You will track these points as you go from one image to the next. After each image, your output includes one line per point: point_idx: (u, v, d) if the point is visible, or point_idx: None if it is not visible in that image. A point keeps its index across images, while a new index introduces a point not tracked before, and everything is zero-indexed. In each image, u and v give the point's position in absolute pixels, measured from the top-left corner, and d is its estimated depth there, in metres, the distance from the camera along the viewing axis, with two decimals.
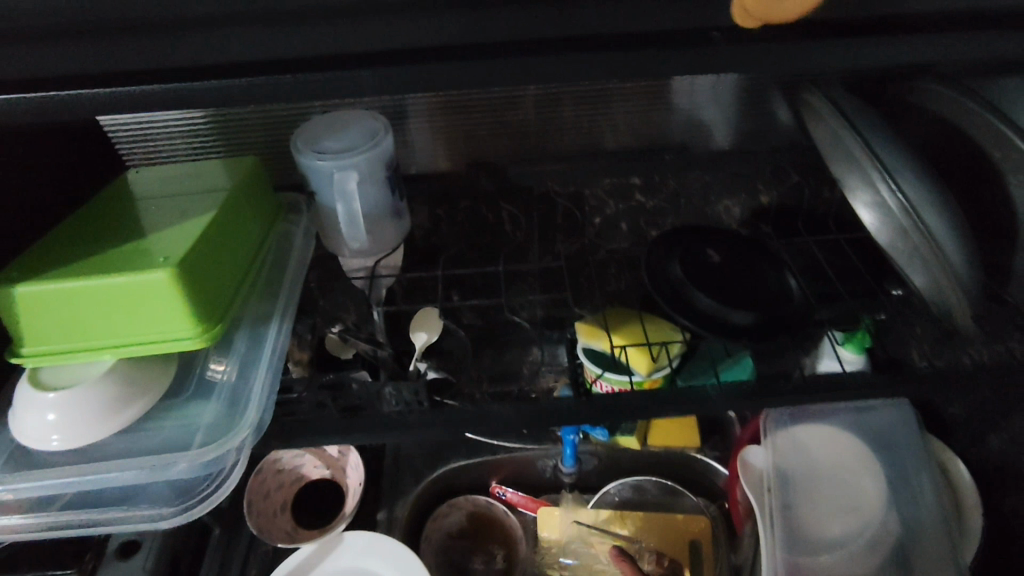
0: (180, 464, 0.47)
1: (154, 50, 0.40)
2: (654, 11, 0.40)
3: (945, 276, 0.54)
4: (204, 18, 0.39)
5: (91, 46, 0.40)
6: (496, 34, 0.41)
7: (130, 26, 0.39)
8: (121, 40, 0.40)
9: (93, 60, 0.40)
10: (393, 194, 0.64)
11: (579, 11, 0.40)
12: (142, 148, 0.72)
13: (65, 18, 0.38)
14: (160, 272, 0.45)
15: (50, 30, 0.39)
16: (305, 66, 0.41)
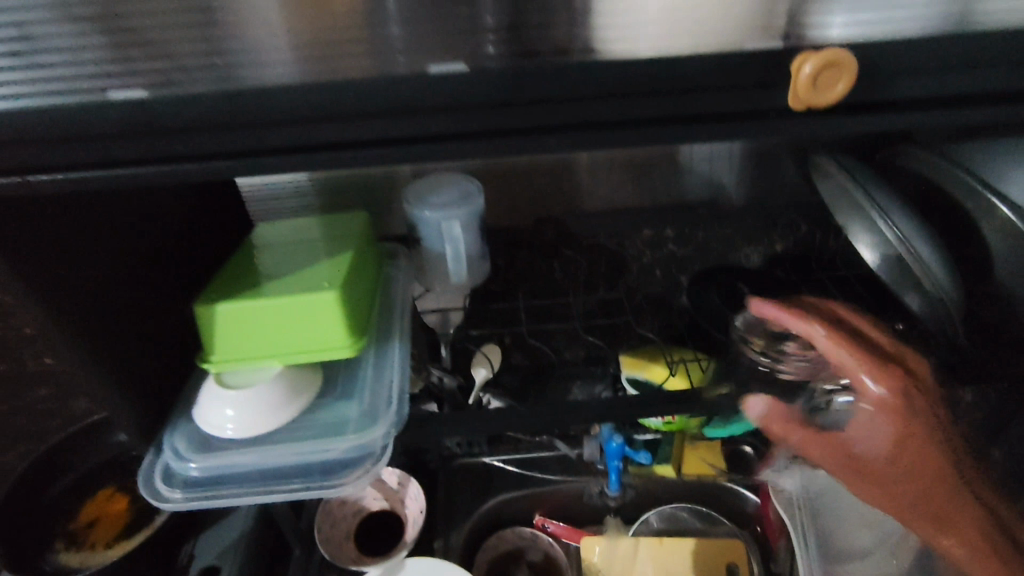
0: (339, 446, 0.58)
1: (294, 133, 0.43)
2: (773, 91, 0.43)
3: (937, 294, 0.68)
4: (340, 105, 0.42)
5: (240, 131, 0.43)
6: (625, 112, 0.43)
7: (280, 116, 0.42)
8: (265, 125, 0.42)
9: (235, 141, 0.43)
10: (481, 240, 0.78)
11: (706, 91, 0.43)
12: (263, 209, 0.88)
13: (225, 105, 0.42)
14: (328, 292, 0.58)
15: (209, 119, 0.42)
16: (433, 142, 0.43)
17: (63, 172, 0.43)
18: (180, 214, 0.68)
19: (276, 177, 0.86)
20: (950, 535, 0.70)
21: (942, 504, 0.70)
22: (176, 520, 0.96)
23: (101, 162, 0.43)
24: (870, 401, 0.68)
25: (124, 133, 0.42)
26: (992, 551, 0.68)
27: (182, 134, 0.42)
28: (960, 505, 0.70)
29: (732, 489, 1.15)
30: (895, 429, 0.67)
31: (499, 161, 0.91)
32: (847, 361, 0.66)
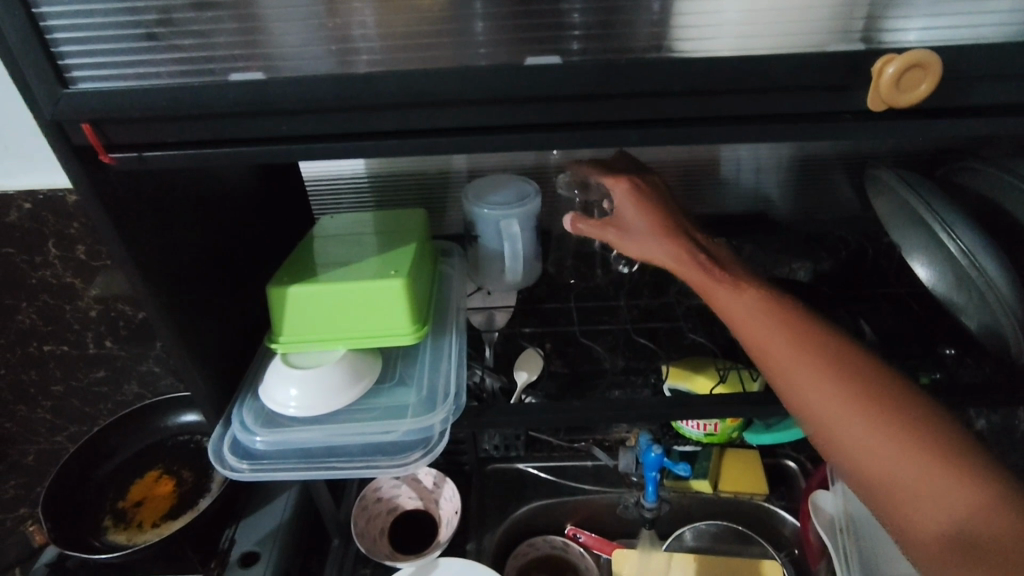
0: (400, 429, 0.60)
1: (388, 118, 0.46)
2: (833, 97, 0.46)
3: (1002, 311, 0.66)
4: (431, 97, 0.45)
5: (338, 116, 0.46)
6: (692, 109, 0.46)
7: (375, 103, 0.45)
8: (362, 112, 0.46)
9: (333, 124, 0.47)
10: (535, 241, 0.80)
11: (772, 93, 0.45)
12: (319, 202, 0.92)
13: (324, 93, 0.45)
14: (397, 279, 0.61)
15: (310, 106, 0.45)
16: (511, 131, 0.47)
17: (183, 148, 0.48)
18: (252, 203, 0.73)
19: (333, 169, 0.90)
20: (856, 400, 0.52)
21: (841, 371, 0.54)
22: (221, 503, 0.99)
23: (219, 142, 0.48)
24: (638, 237, 0.64)
25: (238, 114, 0.46)
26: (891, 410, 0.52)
27: (285, 117, 0.46)
28: (860, 370, 0.54)
29: (769, 509, 1.13)
30: (677, 247, 0.63)
31: (553, 166, 0.92)
32: (614, 235, 0.64)
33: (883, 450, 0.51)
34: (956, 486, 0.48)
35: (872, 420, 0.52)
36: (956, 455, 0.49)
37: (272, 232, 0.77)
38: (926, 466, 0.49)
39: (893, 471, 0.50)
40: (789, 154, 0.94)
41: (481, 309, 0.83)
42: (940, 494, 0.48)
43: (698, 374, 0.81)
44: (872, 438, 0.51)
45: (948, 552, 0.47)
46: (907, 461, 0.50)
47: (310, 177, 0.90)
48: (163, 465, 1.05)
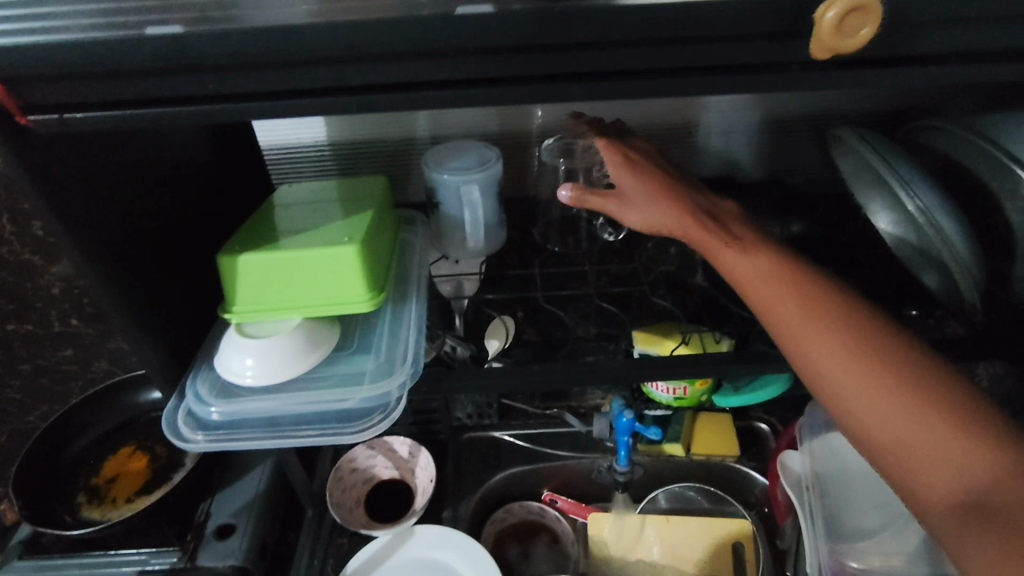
0: (356, 395, 0.59)
1: (328, 74, 0.45)
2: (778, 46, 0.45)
3: (956, 268, 0.68)
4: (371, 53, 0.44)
5: (277, 73, 0.45)
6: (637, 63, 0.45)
7: (313, 59, 0.44)
8: (301, 69, 0.45)
9: (272, 80, 0.45)
10: (498, 206, 0.79)
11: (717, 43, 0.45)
12: (280, 172, 0.91)
13: (256, 50, 0.43)
14: (351, 246, 0.60)
15: (244, 62, 0.44)
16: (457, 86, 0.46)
17: (115, 110, 0.47)
18: (202, 172, 0.71)
19: (294, 138, 0.88)
20: (866, 362, 0.53)
21: (856, 333, 0.55)
22: (195, 476, 0.99)
23: (150, 102, 0.47)
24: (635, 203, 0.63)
25: (165, 73, 0.45)
26: (902, 372, 0.53)
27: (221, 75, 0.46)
28: (868, 334, 0.55)
29: (741, 471, 1.15)
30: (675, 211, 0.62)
31: (518, 131, 0.91)
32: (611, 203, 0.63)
33: (893, 413, 0.51)
34: (962, 449, 0.48)
35: (883, 381, 0.52)
36: (967, 413, 0.50)
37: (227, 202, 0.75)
38: (933, 425, 0.50)
39: (902, 432, 0.50)
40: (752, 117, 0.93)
41: (447, 276, 0.82)
42: (941, 453, 0.49)
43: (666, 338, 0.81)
44: (882, 401, 0.52)
45: (955, 515, 0.46)
46: (919, 422, 0.50)
47: (270, 145, 0.89)
48: (134, 441, 1.04)
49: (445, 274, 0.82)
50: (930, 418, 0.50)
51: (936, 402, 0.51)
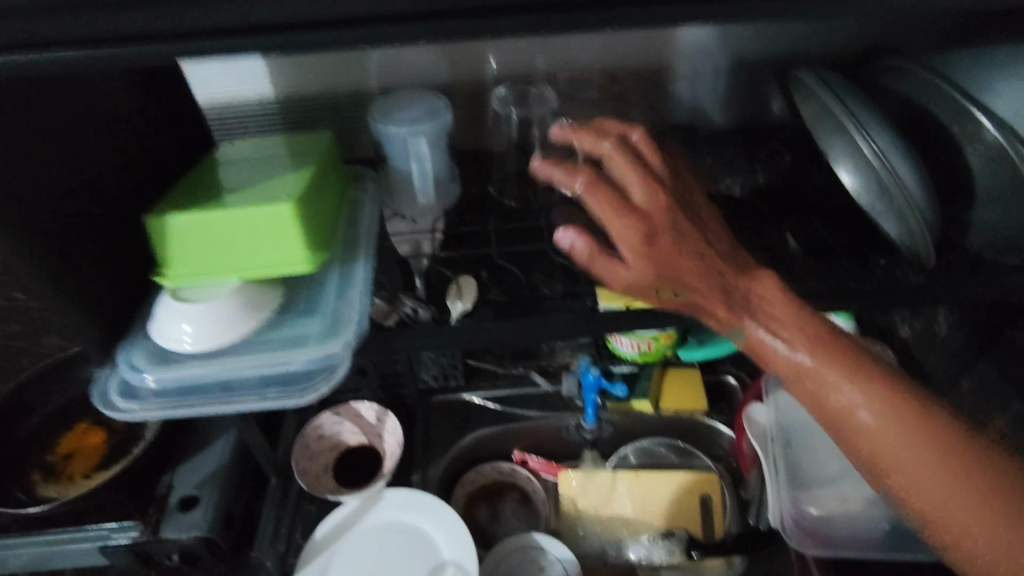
0: (300, 359, 0.57)
1: None
2: None
3: (912, 214, 0.67)
4: None
5: None
6: None
7: None
8: None
9: None
10: (450, 159, 0.76)
11: None
12: (223, 129, 0.86)
13: None
14: (286, 204, 0.56)
15: None
16: None
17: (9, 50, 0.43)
18: (129, 127, 0.66)
19: (236, 91, 0.83)
20: (913, 429, 0.57)
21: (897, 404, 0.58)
22: (153, 448, 0.96)
23: None
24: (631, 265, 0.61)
25: None
26: (944, 440, 0.57)
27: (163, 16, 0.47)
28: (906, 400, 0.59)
29: (708, 424, 1.16)
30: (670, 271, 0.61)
31: (471, 80, 0.86)
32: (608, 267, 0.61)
33: (932, 483, 0.57)
34: (998, 519, 0.55)
35: (929, 450, 0.57)
36: (994, 474, 0.56)
37: (162, 160, 0.71)
38: (973, 494, 0.56)
39: (941, 500, 0.56)
40: (716, 61, 0.89)
41: (405, 236, 0.80)
42: (976, 523, 0.55)
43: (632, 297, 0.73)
44: (923, 469, 0.57)
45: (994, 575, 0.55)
46: (955, 493, 0.56)
47: (210, 100, 0.83)
48: (87, 416, 1.01)
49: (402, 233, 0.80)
50: (964, 489, 0.56)
51: (973, 470, 0.56)
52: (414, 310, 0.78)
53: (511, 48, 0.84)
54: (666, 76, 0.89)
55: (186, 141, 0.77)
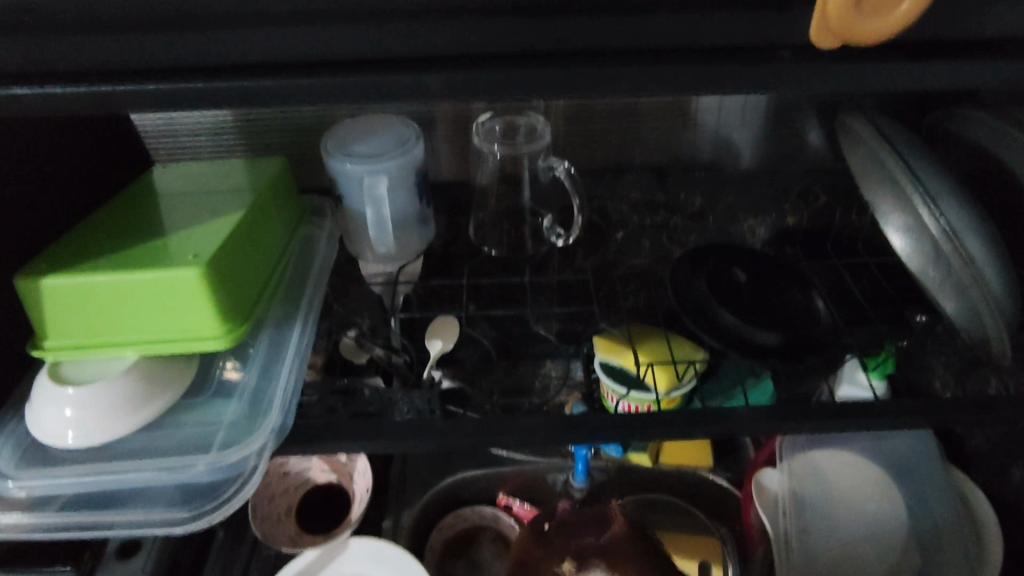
0: (201, 464, 0.46)
1: None
2: None
3: (986, 306, 0.52)
4: None
5: None
6: None
7: None
8: None
9: None
10: (421, 201, 0.64)
11: None
12: (168, 147, 0.74)
13: None
14: (190, 269, 0.45)
15: None
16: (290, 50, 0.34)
17: None
18: (32, 152, 0.54)
19: (185, 104, 0.71)
20: None
21: None
22: None
23: None
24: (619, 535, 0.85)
25: None
26: None
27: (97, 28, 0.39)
28: None
29: (713, 483, 0.98)
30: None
31: (455, 101, 0.74)
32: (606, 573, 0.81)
33: None
34: None
35: None
36: None
37: (80, 194, 0.59)
38: None
39: None
40: (750, 87, 0.75)
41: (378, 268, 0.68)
42: None
43: (634, 349, 0.66)
44: None
45: None
46: None
47: (153, 116, 0.72)
48: None
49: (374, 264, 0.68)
50: None
51: None
52: (387, 355, 0.68)
53: None
54: (684, 105, 0.76)
55: (111, 162, 0.65)
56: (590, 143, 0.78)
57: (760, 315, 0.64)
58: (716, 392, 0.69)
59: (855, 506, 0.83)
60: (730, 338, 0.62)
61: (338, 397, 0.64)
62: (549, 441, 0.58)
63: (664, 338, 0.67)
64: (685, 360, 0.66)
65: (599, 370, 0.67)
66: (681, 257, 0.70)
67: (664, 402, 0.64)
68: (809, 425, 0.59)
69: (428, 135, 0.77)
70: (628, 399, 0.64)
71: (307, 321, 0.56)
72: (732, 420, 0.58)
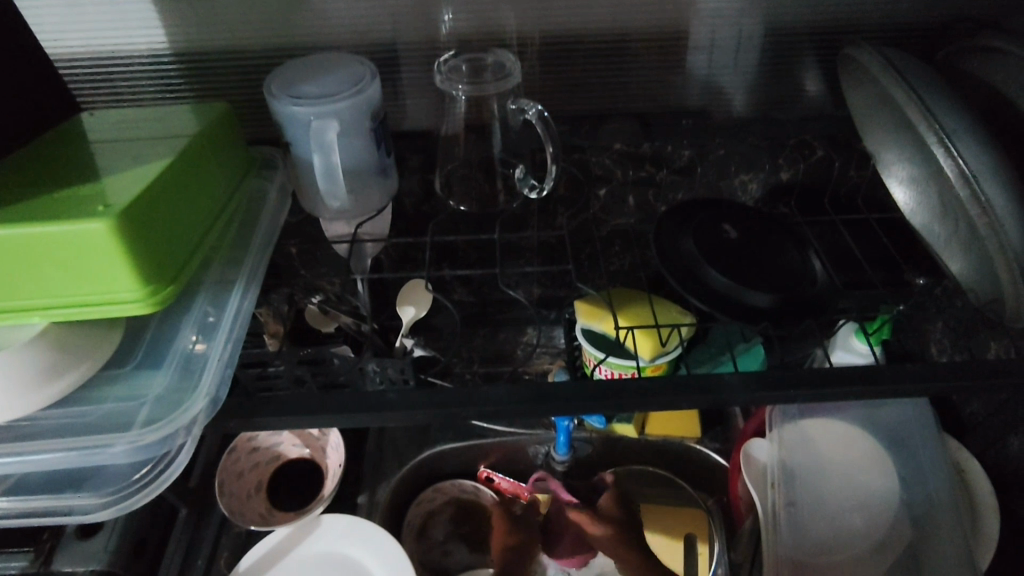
0: (122, 444, 0.41)
1: None
2: None
3: (1003, 259, 0.47)
4: None
5: None
6: None
7: None
8: None
9: None
10: (379, 148, 0.58)
11: None
12: (104, 91, 0.66)
13: None
14: (97, 222, 0.39)
15: None
16: None
17: None
18: None
19: (117, 41, 0.64)
20: None
21: None
22: None
23: None
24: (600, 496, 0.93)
25: None
26: None
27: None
28: None
29: (699, 452, 0.92)
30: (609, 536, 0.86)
31: (419, 40, 0.67)
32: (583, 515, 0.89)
33: None
34: None
35: None
36: None
37: None
38: None
39: None
40: (744, 25, 0.68)
41: (336, 219, 0.60)
42: None
43: (617, 313, 0.63)
44: None
45: None
46: None
47: (82, 55, 0.64)
48: None
49: (331, 216, 0.60)
50: None
51: None
52: (356, 323, 0.69)
53: (471, 2, 0.65)
54: (673, 44, 0.69)
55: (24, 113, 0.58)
56: (569, 89, 0.72)
57: (753, 275, 0.58)
58: (703, 358, 0.66)
59: (847, 478, 0.79)
60: (721, 298, 0.57)
61: (307, 369, 0.55)
62: (520, 411, 0.53)
63: (646, 302, 0.64)
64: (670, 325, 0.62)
65: (581, 336, 0.64)
66: (666, 211, 0.65)
67: (649, 368, 0.61)
68: (804, 393, 0.54)
69: (392, 80, 0.70)
70: (609, 365, 0.62)
71: (249, 285, 0.51)
72: (720, 389, 0.53)
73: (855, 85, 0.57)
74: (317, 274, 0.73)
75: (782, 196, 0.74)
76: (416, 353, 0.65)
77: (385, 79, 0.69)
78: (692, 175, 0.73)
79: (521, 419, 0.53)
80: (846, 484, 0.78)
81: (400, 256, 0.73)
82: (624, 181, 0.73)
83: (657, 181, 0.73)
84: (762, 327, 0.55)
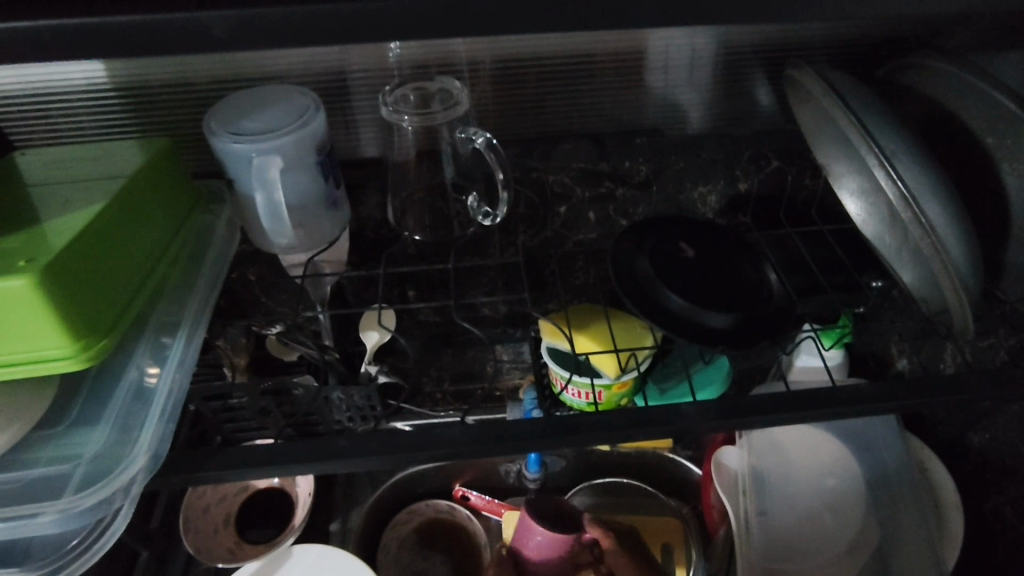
0: (54, 511, 0.40)
1: None
2: None
3: (947, 278, 0.48)
4: None
5: None
6: None
7: None
8: None
9: None
10: (328, 180, 0.57)
11: None
12: (43, 128, 0.64)
13: None
14: (18, 279, 0.37)
15: None
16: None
17: None
18: None
19: (52, 79, 0.62)
20: None
21: None
22: None
23: None
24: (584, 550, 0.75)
25: None
26: None
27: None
28: None
29: (673, 461, 0.92)
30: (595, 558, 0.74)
31: (369, 67, 0.66)
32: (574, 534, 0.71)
33: None
34: None
35: None
36: None
37: None
38: None
39: None
40: (695, 44, 0.68)
41: (289, 254, 0.59)
42: None
43: (577, 333, 0.63)
44: None
45: None
46: None
47: (16, 92, 0.62)
48: None
49: (283, 252, 0.59)
50: None
51: None
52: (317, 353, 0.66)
53: None
54: (626, 63, 0.69)
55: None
56: (525, 110, 0.71)
57: (710, 296, 0.59)
58: (667, 374, 0.67)
59: (817, 483, 0.79)
60: (679, 319, 0.57)
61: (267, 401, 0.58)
62: (477, 450, 0.52)
63: (605, 319, 0.64)
64: (630, 345, 0.62)
65: (545, 356, 0.64)
66: (624, 231, 0.65)
67: (613, 386, 0.61)
68: (763, 414, 0.54)
69: (344, 106, 0.68)
70: (573, 385, 0.62)
71: (194, 330, 0.49)
72: (682, 414, 0.53)
73: (799, 102, 0.57)
74: (276, 303, 0.72)
75: (742, 207, 0.75)
76: (378, 382, 0.65)
77: (337, 105, 0.67)
78: (651, 190, 0.73)
79: (481, 457, 0.53)
80: (816, 489, 0.79)
81: (360, 283, 0.72)
82: (584, 199, 0.73)
83: (616, 198, 0.73)
84: (719, 348, 0.55)
